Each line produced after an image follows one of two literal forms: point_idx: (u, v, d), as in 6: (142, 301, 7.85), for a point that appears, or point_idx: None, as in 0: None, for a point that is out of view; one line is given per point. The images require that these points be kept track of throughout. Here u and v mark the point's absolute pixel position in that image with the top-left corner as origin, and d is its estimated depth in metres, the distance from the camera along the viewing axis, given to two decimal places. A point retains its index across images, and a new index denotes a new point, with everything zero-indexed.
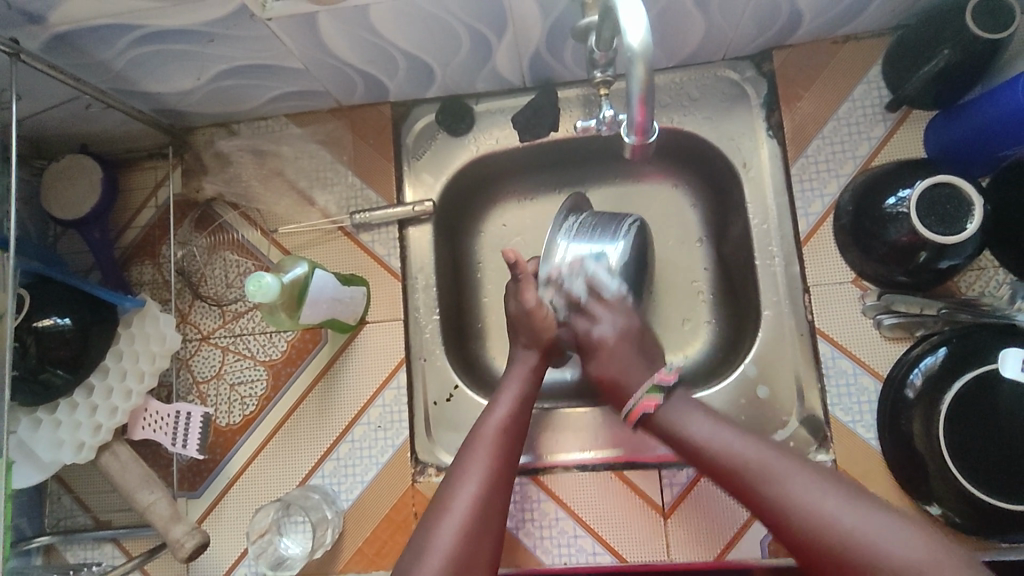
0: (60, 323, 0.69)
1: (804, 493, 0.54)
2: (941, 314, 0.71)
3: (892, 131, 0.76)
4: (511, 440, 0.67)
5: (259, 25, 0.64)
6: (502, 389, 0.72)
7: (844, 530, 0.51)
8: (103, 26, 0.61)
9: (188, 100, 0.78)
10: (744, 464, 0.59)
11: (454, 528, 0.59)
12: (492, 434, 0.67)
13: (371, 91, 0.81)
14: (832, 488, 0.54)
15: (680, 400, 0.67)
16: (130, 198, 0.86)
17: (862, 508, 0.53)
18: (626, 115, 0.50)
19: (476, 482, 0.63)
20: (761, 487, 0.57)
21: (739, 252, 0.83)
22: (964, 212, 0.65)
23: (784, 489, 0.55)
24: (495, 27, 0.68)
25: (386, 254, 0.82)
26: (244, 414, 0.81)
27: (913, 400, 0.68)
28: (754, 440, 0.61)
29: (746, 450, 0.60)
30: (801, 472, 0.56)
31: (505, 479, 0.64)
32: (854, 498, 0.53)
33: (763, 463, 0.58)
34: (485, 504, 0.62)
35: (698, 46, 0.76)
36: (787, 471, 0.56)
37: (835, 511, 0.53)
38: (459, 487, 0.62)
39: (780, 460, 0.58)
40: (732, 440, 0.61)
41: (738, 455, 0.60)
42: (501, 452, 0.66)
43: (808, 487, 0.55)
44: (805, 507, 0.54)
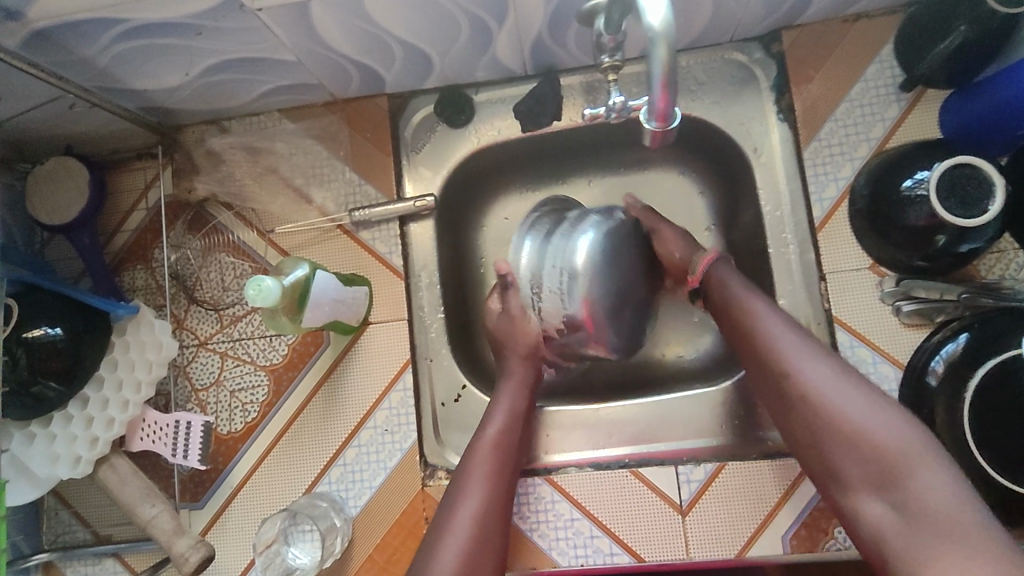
0: (51, 333, 0.67)
1: (810, 369, 0.58)
2: (962, 299, 0.68)
3: (907, 112, 0.74)
4: (508, 457, 0.67)
5: (249, 17, 0.61)
6: (495, 400, 0.71)
7: (837, 415, 0.55)
8: (85, 21, 0.58)
9: (177, 97, 0.75)
10: (770, 330, 0.62)
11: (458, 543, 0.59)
12: (486, 449, 0.66)
13: (367, 83, 0.78)
14: (839, 371, 0.58)
15: (722, 275, 0.70)
16: (119, 200, 0.83)
17: (857, 390, 0.56)
18: (646, 98, 0.46)
19: (478, 497, 0.62)
20: (777, 349, 0.60)
21: (751, 241, 0.80)
22: (985, 192, 0.63)
23: (793, 360, 0.59)
24: (496, 13, 0.65)
25: (387, 252, 0.80)
26: (246, 421, 0.78)
27: (936, 388, 0.67)
28: (786, 317, 0.64)
29: (774, 321, 0.63)
30: (814, 352, 0.59)
31: (504, 493, 0.64)
32: (859, 386, 0.56)
33: (783, 338, 0.61)
34: (487, 521, 0.61)
35: (705, 28, 0.74)
36: (799, 344, 0.60)
37: (834, 386, 0.57)
38: (460, 501, 0.62)
39: (800, 337, 0.61)
40: (762, 304, 0.65)
41: (765, 323, 0.63)
42: (500, 468, 0.65)
43: (813, 361, 0.58)
44: (804, 374, 0.58)
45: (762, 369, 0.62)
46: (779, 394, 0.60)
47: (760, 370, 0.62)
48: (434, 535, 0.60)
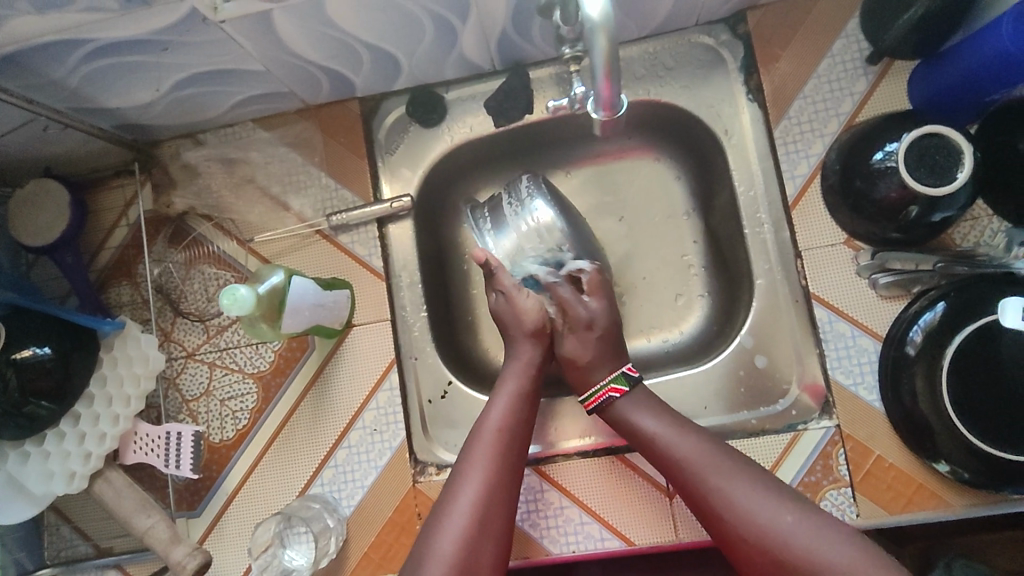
0: (40, 353, 0.68)
1: (749, 500, 0.59)
2: (937, 268, 0.70)
3: (875, 86, 0.74)
4: (512, 443, 0.66)
5: (213, 29, 0.61)
6: (500, 384, 0.71)
7: (783, 543, 0.56)
8: (50, 43, 0.59)
9: (150, 112, 0.76)
10: (683, 459, 0.63)
11: (457, 527, 0.60)
12: (490, 435, 0.66)
13: (338, 88, 0.79)
14: (777, 499, 0.59)
15: (627, 406, 0.69)
16: (100, 218, 0.84)
17: (798, 516, 0.58)
18: (590, 74, 0.45)
19: (478, 482, 0.63)
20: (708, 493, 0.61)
21: (727, 222, 0.81)
22: (954, 161, 0.63)
23: (727, 493, 0.60)
24: (457, 10, 0.65)
25: (367, 254, 0.80)
26: (237, 429, 0.79)
27: (914, 357, 0.67)
28: (699, 437, 0.65)
29: (685, 447, 0.64)
30: (734, 471, 0.61)
31: (508, 477, 0.64)
32: (797, 511, 0.58)
33: (701, 460, 0.63)
34: (489, 505, 0.62)
35: (670, 13, 0.74)
36: (733, 479, 0.61)
37: (778, 518, 0.58)
38: (458, 492, 0.63)
39: (721, 454, 0.63)
40: (676, 436, 0.65)
41: (688, 455, 0.63)
42: (503, 453, 0.65)
43: (749, 494, 0.59)
44: (749, 511, 0.59)
45: (693, 488, 0.62)
46: (727, 542, 0.60)
47: (695, 506, 0.62)
48: (435, 519, 0.62)
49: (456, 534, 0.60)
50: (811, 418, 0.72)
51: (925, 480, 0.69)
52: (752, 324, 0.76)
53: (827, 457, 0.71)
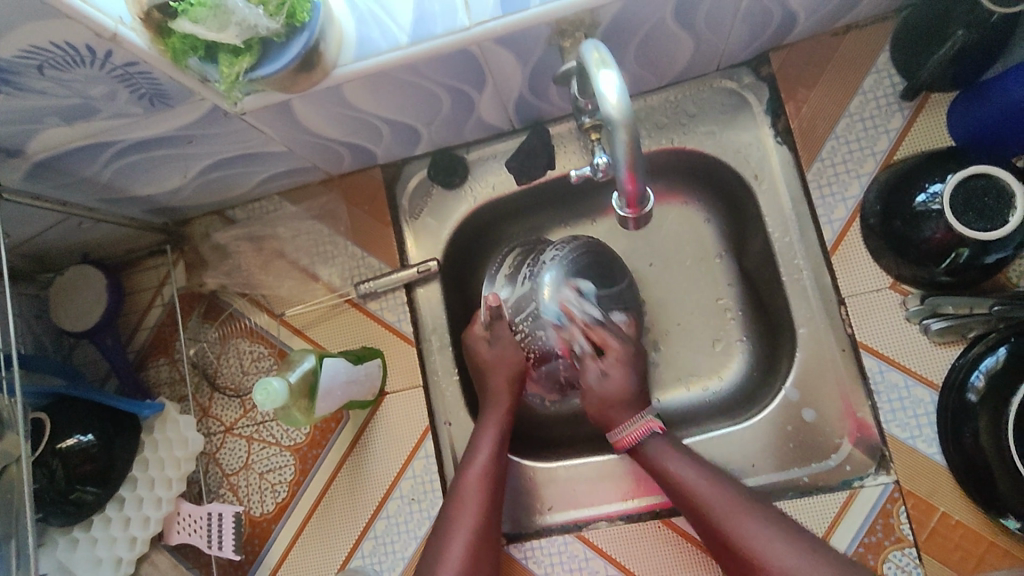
0: (83, 441, 0.69)
1: (773, 543, 0.59)
2: (994, 312, 0.64)
3: (912, 121, 0.70)
4: (496, 488, 0.70)
5: (234, 120, 0.62)
6: (478, 435, 0.72)
7: None
8: (80, 148, 0.60)
9: (179, 196, 0.77)
10: (678, 480, 0.66)
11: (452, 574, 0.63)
12: (475, 484, 0.69)
13: (359, 159, 0.79)
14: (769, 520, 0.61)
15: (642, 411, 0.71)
16: (137, 298, 0.86)
17: (774, 535, 0.60)
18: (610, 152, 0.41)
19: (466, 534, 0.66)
20: (705, 513, 0.63)
21: (763, 267, 0.78)
22: (1005, 202, 0.60)
23: (729, 523, 0.62)
24: (473, 82, 0.65)
25: (396, 321, 0.80)
26: (277, 502, 0.79)
27: (977, 404, 0.63)
28: (705, 467, 0.67)
29: (685, 470, 0.66)
30: (715, 481, 0.65)
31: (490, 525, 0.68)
32: (777, 533, 0.60)
33: (717, 502, 0.63)
34: (476, 557, 0.65)
35: (689, 62, 0.72)
36: (722, 498, 0.63)
37: (764, 538, 0.60)
38: (449, 544, 0.65)
39: (746, 504, 0.63)
40: (703, 482, 0.65)
41: (672, 473, 0.67)
42: (489, 499, 0.68)
43: (754, 522, 0.61)
44: (738, 528, 0.61)
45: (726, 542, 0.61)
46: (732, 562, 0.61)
47: (698, 527, 0.64)
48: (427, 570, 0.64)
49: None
50: (867, 473, 0.69)
51: (995, 537, 0.65)
52: (796, 375, 0.73)
53: (887, 516, 0.67)
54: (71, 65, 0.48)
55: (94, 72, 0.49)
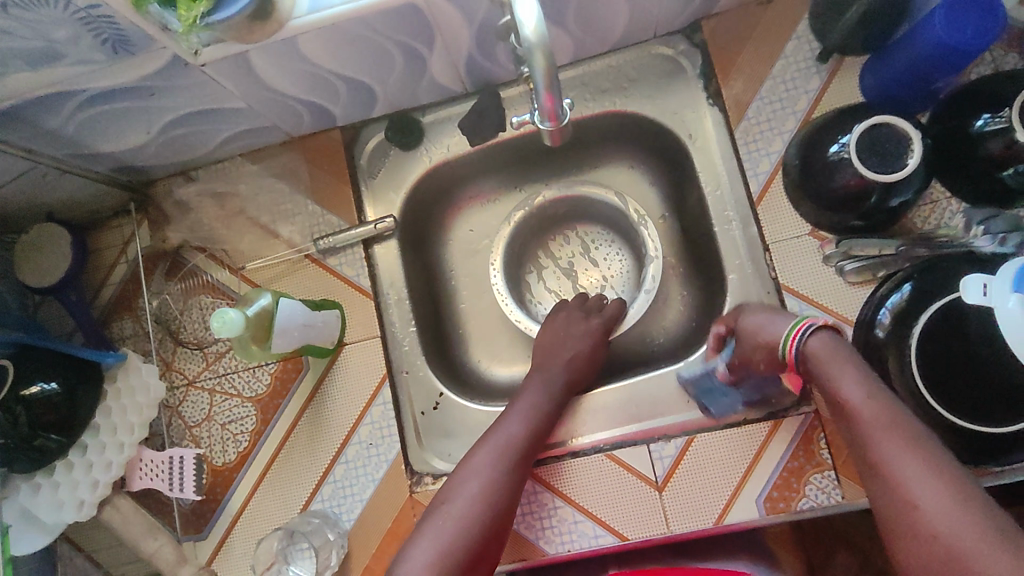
0: (47, 388, 0.71)
1: (906, 465, 0.52)
2: (899, 252, 0.72)
3: (828, 82, 0.77)
4: (523, 460, 0.71)
5: (195, 73, 0.66)
6: (521, 398, 0.76)
7: (935, 516, 0.49)
8: (46, 95, 0.63)
9: (143, 154, 0.80)
10: (877, 439, 0.54)
11: (457, 514, 0.65)
12: (509, 439, 0.71)
13: (318, 119, 0.83)
14: (962, 504, 0.49)
15: (831, 355, 0.60)
16: (101, 257, 0.88)
17: (956, 495, 0.50)
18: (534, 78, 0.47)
19: (481, 478, 0.68)
20: (885, 475, 0.53)
21: (699, 221, 0.83)
22: (902, 148, 0.66)
23: (885, 460, 0.53)
24: (423, 40, 0.70)
25: (355, 275, 0.84)
26: (239, 451, 0.82)
27: (885, 339, 0.70)
28: (907, 416, 0.55)
29: (885, 423, 0.54)
30: (910, 444, 0.53)
31: (507, 485, 0.68)
32: (982, 528, 0.48)
33: (879, 420, 0.55)
34: (494, 501, 0.67)
35: (628, 27, 0.77)
36: (913, 457, 0.52)
37: (950, 519, 0.49)
38: (466, 482, 0.68)
39: (897, 416, 0.55)
40: (869, 402, 0.56)
41: (874, 421, 0.55)
42: (512, 461, 0.70)
43: (939, 497, 0.50)
44: (912, 497, 0.51)
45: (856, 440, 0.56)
46: (894, 531, 0.52)
47: (876, 492, 0.54)
48: (435, 509, 0.66)
49: (451, 525, 0.64)
50: (791, 405, 0.74)
51: None
52: None
53: (809, 442, 0.73)
54: (36, 4, 0.51)
55: (58, 14, 0.53)
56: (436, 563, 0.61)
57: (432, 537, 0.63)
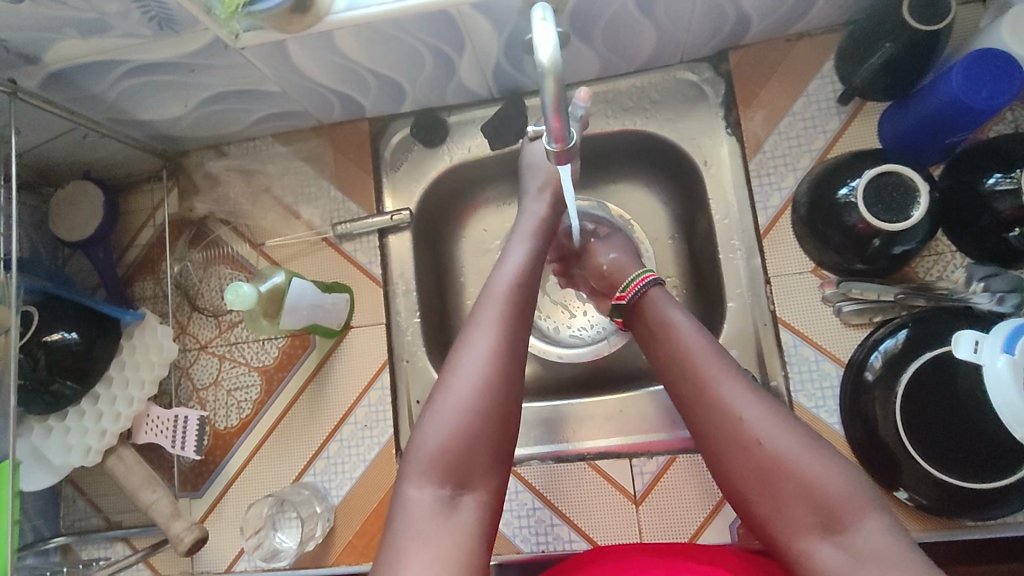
0: (68, 337, 0.74)
1: (729, 390, 0.60)
2: (898, 299, 0.73)
3: (847, 124, 0.78)
4: (521, 309, 0.64)
5: (234, 55, 0.69)
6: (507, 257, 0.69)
7: (759, 436, 0.57)
8: (93, 63, 0.67)
9: (179, 125, 0.84)
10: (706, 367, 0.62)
11: (473, 382, 0.58)
12: (503, 291, 0.65)
13: (348, 109, 0.86)
14: (779, 416, 0.58)
15: (660, 301, 0.70)
16: (131, 219, 0.92)
17: (773, 415, 0.59)
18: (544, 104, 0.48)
19: (489, 343, 0.60)
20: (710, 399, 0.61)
21: (705, 247, 0.85)
22: (910, 197, 0.67)
23: (717, 393, 0.61)
24: (454, 45, 0.72)
25: (367, 262, 0.87)
26: (240, 418, 0.86)
27: (873, 382, 0.71)
28: (719, 348, 0.65)
29: (706, 354, 0.63)
30: (723, 368, 0.62)
31: (517, 342, 0.62)
32: (797, 433, 0.57)
33: (708, 360, 0.63)
34: (502, 357, 0.60)
35: (654, 50, 0.79)
36: (735, 387, 0.60)
37: (774, 430, 0.57)
38: (471, 345, 0.60)
39: (722, 356, 0.63)
40: (699, 340, 0.65)
41: (704, 358, 0.63)
42: (512, 314, 0.63)
43: (756, 409, 0.59)
44: (737, 411, 0.59)
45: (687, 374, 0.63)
46: (721, 445, 0.59)
47: (699, 412, 0.62)
48: (442, 384, 0.59)
49: (466, 398, 0.57)
50: None
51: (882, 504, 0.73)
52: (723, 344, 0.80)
53: None
54: None
55: None
56: (456, 443, 0.56)
57: (448, 414, 0.57)
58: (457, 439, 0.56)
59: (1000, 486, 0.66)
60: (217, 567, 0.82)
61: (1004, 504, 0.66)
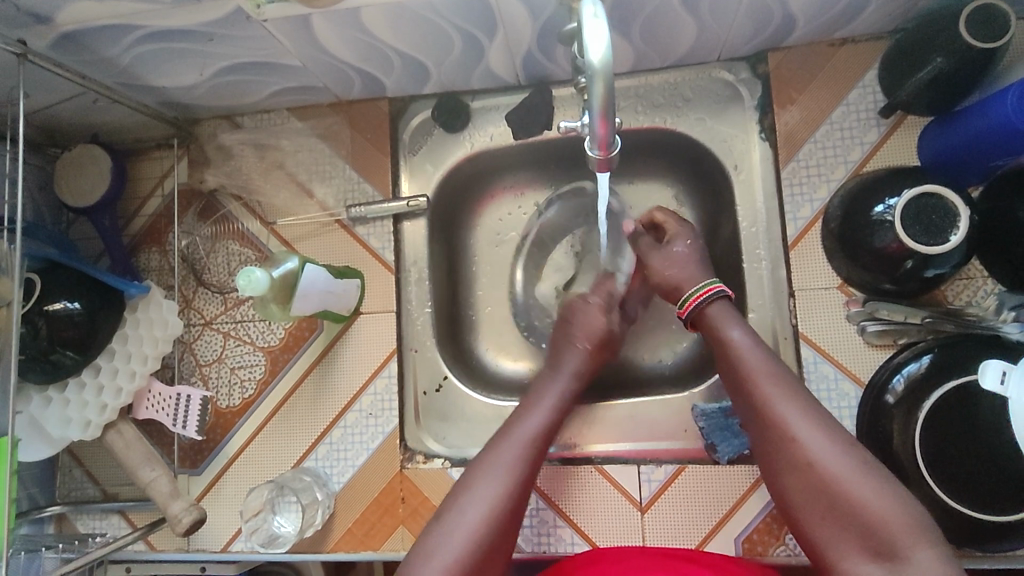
0: (70, 307, 0.72)
1: (788, 411, 0.60)
2: (926, 323, 0.72)
3: (886, 137, 0.75)
4: (540, 447, 0.68)
5: (255, 26, 0.65)
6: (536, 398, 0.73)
7: (815, 462, 0.57)
8: (107, 27, 0.63)
9: (193, 93, 0.80)
10: (766, 386, 0.62)
11: (484, 501, 0.62)
12: (523, 432, 0.68)
13: (368, 87, 0.83)
14: (836, 441, 0.58)
15: (723, 319, 0.70)
16: (138, 186, 0.89)
17: (833, 438, 0.58)
18: (590, 103, 0.46)
19: (504, 470, 0.64)
20: (773, 417, 0.61)
21: (728, 252, 0.83)
22: (949, 222, 0.64)
23: (776, 411, 0.61)
24: (486, 29, 0.69)
25: (381, 247, 0.84)
26: (243, 397, 0.84)
27: (894, 405, 0.69)
28: (777, 364, 0.65)
29: (771, 374, 0.63)
30: (793, 397, 0.61)
31: (529, 478, 0.65)
32: (854, 456, 0.57)
33: (771, 382, 0.63)
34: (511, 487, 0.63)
35: (692, 47, 0.76)
36: (793, 408, 0.60)
37: (828, 451, 0.57)
38: (485, 475, 0.64)
39: (786, 379, 0.63)
40: (760, 360, 0.65)
41: (764, 378, 0.63)
42: (534, 450, 0.67)
43: (810, 431, 0.59)
44: (795, 438, 0.59)
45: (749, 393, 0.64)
46: (779, 468, 0.60)
47: (758, 431, 0.63)
48: (452, 507, 0.61)
49: (473, 525, 0.60)
50: None
51: None
52: None
53: None
54: None
55: None
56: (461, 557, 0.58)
57: (457, 529, 0.60)
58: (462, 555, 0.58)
59: (1015, 519, 0.64)
60: (214, 546, 0.81)
61: (1014, 538, 0.65)
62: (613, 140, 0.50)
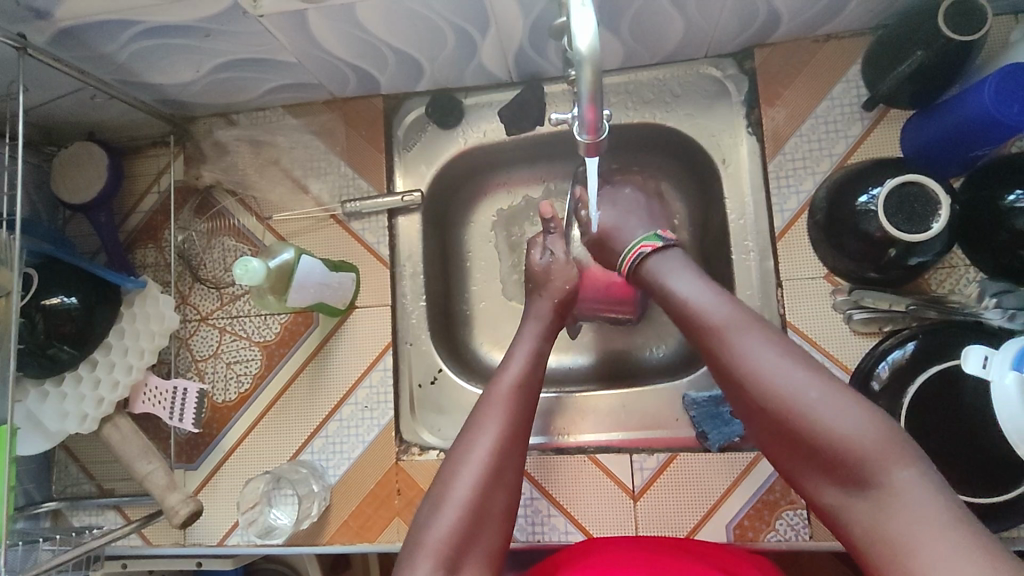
0: (67, 302, 0.72)
1: (742, 343, 0.54)
2: (910, 310, 0.73)
3: (869, 130, 0.77)
4: (528, 399, 0.64)
5: (252, 22, 0.67)
6: (513, 351, 0.69)
7: (774, 389, 0.52)
8: (105, 22, 0.64)
9: (189, 90, 0.81)
10: (716, 325, 0.56)
11: (471, 481, 0.57)
12: (506, 390, 0.64)
13: (363, 84, 0.84)
14: (801, 363, 0.52)
15: (663, 266, 0.64)
16: (134, 183, 0.90)
17: (794, 363, 0.52)
18: (578, 89, 0.47)
19: (492, 441, 0.60)
20: (726, 352, 0.55)
21: (718, 245, 0.85)
22: (930, 210, 0.66)
23: (729, 344, 0.55)
24: (478, 25, 0.71)
25: (375, 242, 0.85)
26: (239, 392, 0.85)
27: (880, 391, 0.71)
28: (729, 301, 0.58)
29: (720, 312, 0.57)
30: (749, 328, 0.55)
31: (519, 448, 0.61)
32: (819, 379, 0.51)
33: (721, 317, 0.57)
34: (504, 454, 0.60)
35: (680, 43, 0.78)
36: (746, 339, 0.54)
37: (786, 377, 0.52)
38: (469, 451, 0.59)
39: (738, 311, 0.57)
40: (708, 299, 0.59)
41: (714, 316, 0.57)
42: (519, 407, 0.63)
43: (768, 355, 0.53)
44: (752, 366, 0.53)
45: (700, 330, 0.58)
46: (740, 399, 0.55)
47: (716, 371, 0.57)
48: (430, 503, 0.57)
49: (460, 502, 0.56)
50: None
51: None
52: None
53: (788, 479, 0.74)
54: None
55: None
56: (453, 540, 0.54)
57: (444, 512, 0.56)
58: (454, 538, 0.54)
59: (1011, 496, 0.65)
60: (209, 540, 0.82)
61: (999, 519, 0.67)
62: (601, 127, 0.51)
